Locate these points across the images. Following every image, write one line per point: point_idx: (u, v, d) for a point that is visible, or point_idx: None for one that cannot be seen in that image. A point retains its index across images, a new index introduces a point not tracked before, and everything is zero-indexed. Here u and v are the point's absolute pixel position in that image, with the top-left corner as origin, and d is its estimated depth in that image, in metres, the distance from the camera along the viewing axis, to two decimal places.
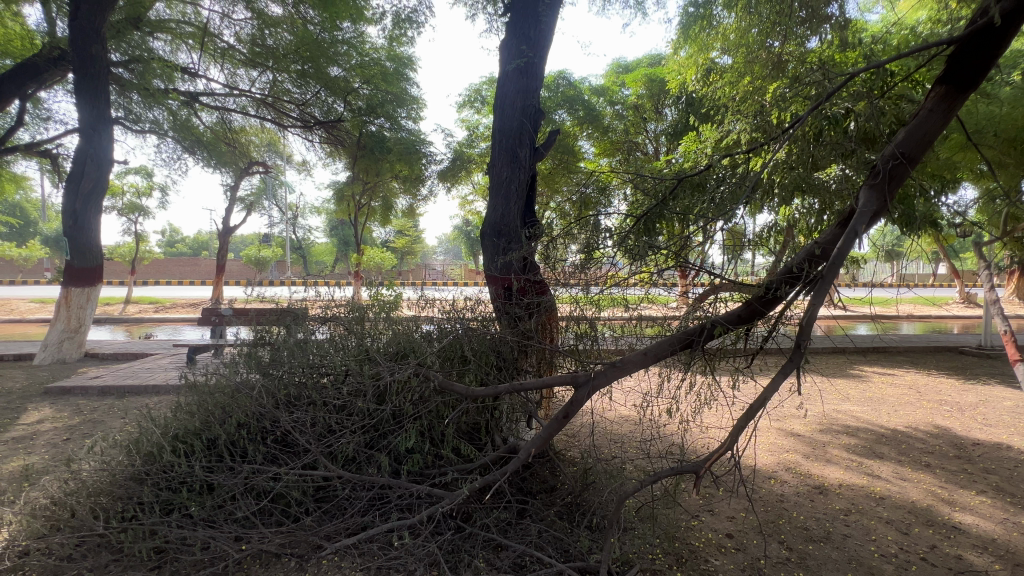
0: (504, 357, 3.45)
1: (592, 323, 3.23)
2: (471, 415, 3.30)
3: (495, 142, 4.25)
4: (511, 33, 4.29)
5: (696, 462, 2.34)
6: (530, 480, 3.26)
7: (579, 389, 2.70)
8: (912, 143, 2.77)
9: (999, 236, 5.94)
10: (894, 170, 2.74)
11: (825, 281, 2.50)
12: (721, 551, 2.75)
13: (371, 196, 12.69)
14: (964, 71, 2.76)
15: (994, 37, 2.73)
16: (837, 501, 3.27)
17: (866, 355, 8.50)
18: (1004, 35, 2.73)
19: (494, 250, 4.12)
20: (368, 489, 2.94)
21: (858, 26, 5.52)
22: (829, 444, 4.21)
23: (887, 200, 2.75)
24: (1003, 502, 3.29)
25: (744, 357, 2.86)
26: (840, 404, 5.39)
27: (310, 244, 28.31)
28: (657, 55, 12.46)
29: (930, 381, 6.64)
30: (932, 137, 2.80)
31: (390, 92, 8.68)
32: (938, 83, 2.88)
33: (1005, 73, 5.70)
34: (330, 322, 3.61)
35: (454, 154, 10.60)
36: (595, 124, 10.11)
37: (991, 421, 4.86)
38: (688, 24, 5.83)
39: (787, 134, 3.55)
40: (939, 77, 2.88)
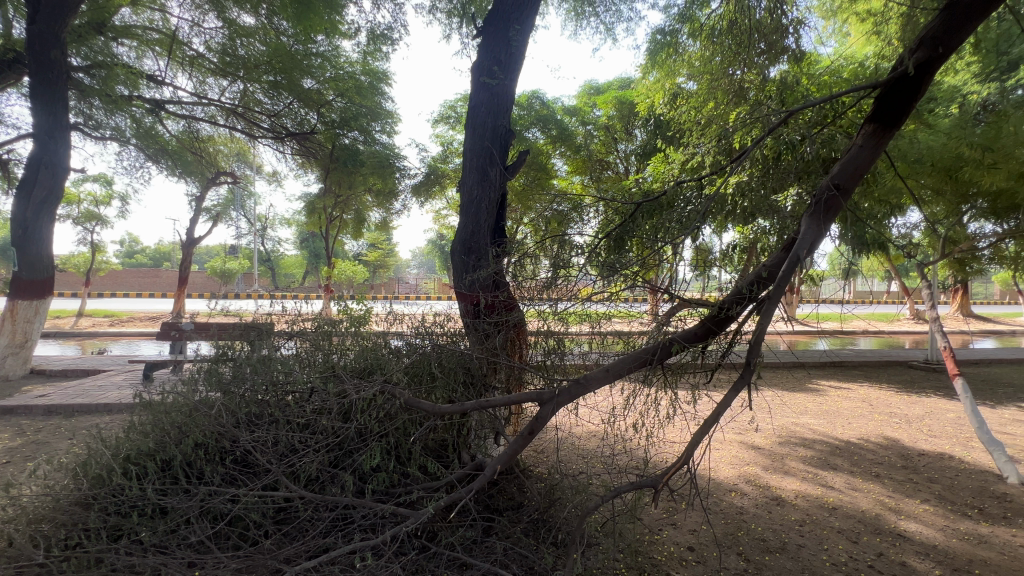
0: (472, 373, 3.47)
1: (561, 339, 3.28)
2: (438, 433, 3.31)
3: (466, 160, 4.34)
4: (482, 55, 4.38)
5: (654, 477, 2.38)
6: (496, 497, 3.26)
7: (544, 405, 2.73)
8: (846, 176, 2.97)
9: (941, 257, 6.35)
10: (830, 201, 2.93)
11: (773, 302, 2.64)
12: (683, 564, 2.81)
13: (343, 209, 12.64)
14: (890, 111, 2.99)
15: (910, 85, 2.99)
16: (794, 512, 3.39)
17: (823, 369, 8.88)
18: (919, 83, 3.00)
19: (464, 267, 4.15)
20: (331, 509, 2.88)
21: (813, 58, 5.95)
22: (787, 457, 4.36)
23: (827, 226, 2.92)
24: (946, 509, 3.47)
25: (703, 373, 2.96)
26: (798, 417, 5.60)
27: (280, 257, 27.83)
28: (627, 79, 12.97)
29: (881, 394, 6.98)
30: (865, 170, 3.01)
31: (364, 105, 8.69)
32: (868, 122, 3.10)
33: (943, 106, 6.15)
34: (296, 336, 3.52)
35: (428, 168, 10.68)
36: (568, 142, 10.44)
37: (935, 433, 5.14)
38: (656, 50, 6.25)
39: (743, 160, 3.76)
40: (869, 116, 3.10)
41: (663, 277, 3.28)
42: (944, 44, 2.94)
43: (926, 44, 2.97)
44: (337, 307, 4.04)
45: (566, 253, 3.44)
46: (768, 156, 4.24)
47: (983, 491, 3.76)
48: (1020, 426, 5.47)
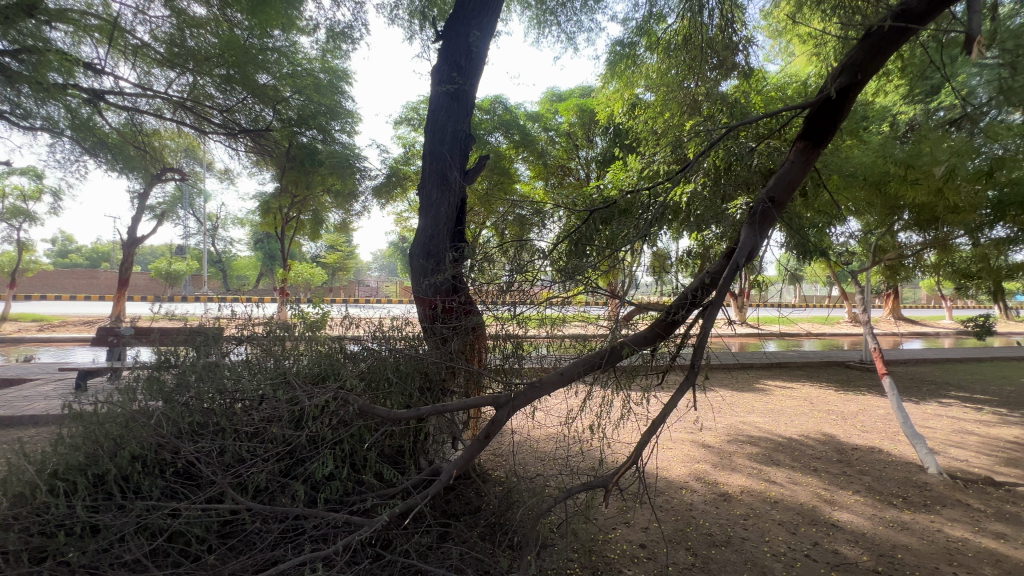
0: (430, 377, 3.49)
1: (520, 343, 3.35)
2: (395, 439, 3.28)
3: (426, 164, 4.32)
4: (443, 60, 4.38)
5: (605, 477, 2.41)
6: (453, 502, 3.27)
7: (500, 409, 2.75)
8: (780, 189, 3.15)
9: (872, 264, 6.85)
10: (765, 213, 3.11)
11: (715, 306, 2.75)
12: (634, 561, 2.89)
13: (301, 209, 12.31)
14: (818, 129, 3.21)
15: (835, 107, 3.22)
16: (739, 506, 3.55)
17: (770, 369, 9.37)
18: (842, 104, 3.23)
19: (423, 271, 4.12)
20: (280, 520, 2.79)
21: (761, 74, 6.27)
22: (735, 454, 4.57)
23: (763, 236, 3.10)
24: (874, 499, 3.72)
25: (655, 374, 3.05)
26: (746, 416, 5.87)
27: (232, 258, 26.69)
28: (589, 87, 13.28)
29: (821, 393, 7.44)
30: (798, 183, 3.21)
31: (323, 104, 8.77)
32: (799, 139, 3.31)
33: (876, 124, 6.64)
34: (247, 341, 3.40)
35: (390, 170, 10.53)
36: (531, 147, 10.58)
37: (867, 428, 5.52)
38: (615, 61, 6.44)
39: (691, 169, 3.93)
40: (800, 133, 3.31)
41: (621, 281, 3.41)
42: (863, 71, 3.19)
43: (848, 70, 3.21)
44: (292, 310, 3.93)
45: (528, 258, 3.45)
46: (720, 166, 4.44)
47: (907, 481, 4.06)
48: (939, 420, 5.97)
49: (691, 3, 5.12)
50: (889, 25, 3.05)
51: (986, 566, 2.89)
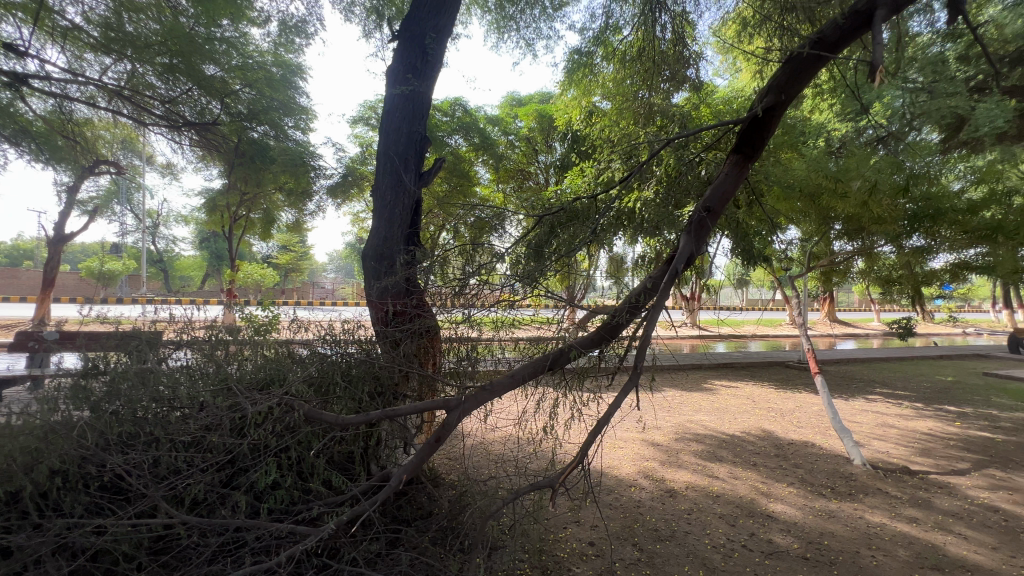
0: (383, 382, 3.46)
1: (478, 345, 3.25)
2: (344, 445, 3.22)
3: (380, 165, 4.26)
4: (398, 61, 4.34)
5: (551, 477, 2.43)
6: (405, 508, 3.24)
7: (450, 413, 2.74)
8: (715, 199, 3.32)
9: (808, 270, 7.33)
10: (701, 221, 3.27)
11: (656, 310, 2.87)
12: (583, 558, 2.96)
13: (250, 207, 11.78)
14: (748, 143, 3.41)
15: (761, 123, 3.43)
16: (683, 502, 3.71)
17: (717, 370, 9.81)
18: (768, 121, 3.45)
19: (376, 273, 4.06)
20: (219, 534, 2.68)
21: (710, 88, 6.56)
22: (681, 452, 4.75)
23: (701, 243, 3.26)
24: (806, 490, 3.98)
25: (606, 376, 3.11)
26: (693, 415, 6.13)
27: (174, 258, 25.16)
28: (548, 93, 13.48)
29: (763, 391, 7.86)
30: (732, 194, 3.38)
31: (275, 99, 8.56)
32: (732, 152, 3.51)
33: (812, 139, 7.11)
34: (188, 346, 3.22)
35: (345, 170, 10.29)
36: (490, 151, 10.61)
37: (802, 424, 5.89)
38: (574, 69, 6.58)
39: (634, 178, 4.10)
40: (733, 147, 3.51)
41: (577, 286, 3.49)
42: (785, 92, 3.43)
43: (772, 91, 3.43)
44: (239, 314, 3.77)
45: (487, 263, 3.44)
46: (671, 174, 4.61)
47: (835, 473, 4.36)
48: (866, 415, 6.45)
49: (645, 16, 5.27)
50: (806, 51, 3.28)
51: (900, 548, 3.15)
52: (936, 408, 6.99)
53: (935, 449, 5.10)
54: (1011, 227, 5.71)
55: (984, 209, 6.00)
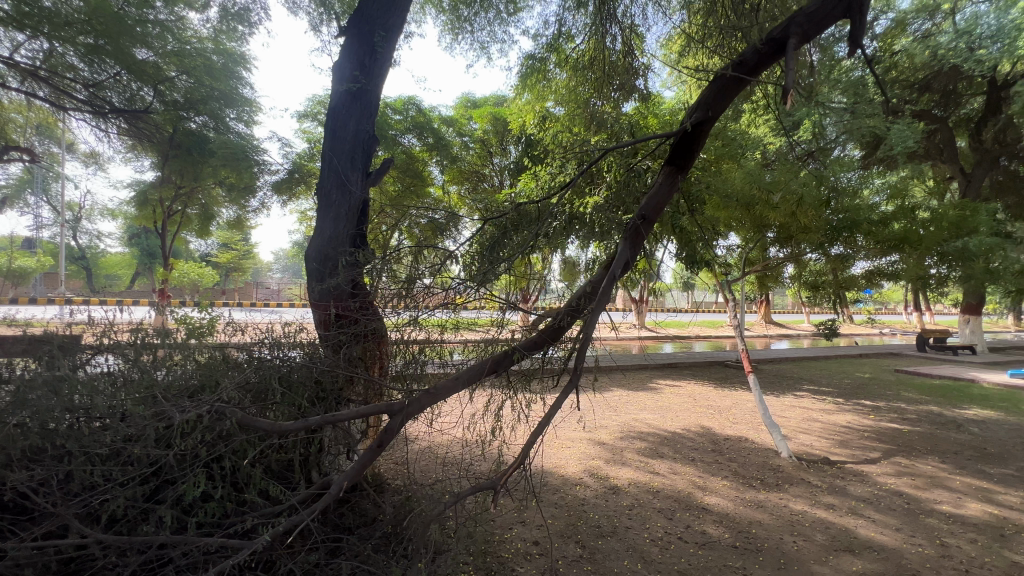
0: (326, 387, 3.37)
1: (435, 347, 3.19)
2: (283, 453, 3.10)
3: (326, 164, 4.15)
4: (345, 58, 4.24)
5: (493, 478, 2.45)
6: (347, 515, 3.18)
7: (393, 417, 2.71)
8: (650, 207, 3.43)
9: (743, 274, 7.80)
10: (637, 229, 3.38)
11: (595, 314, 2.92)
12: (527, 558, 3.02)
13: (187, 200, 11.11)
14: (681, 154, 3.55)
15: (692, 137, 3.55)
16: (625, 498, 3.84)
17: (662, 369, 10.24)
18: (699, 135, 3.56)
19: (319, 275, 3.96)
20: (141, 552, 2.51)
21: (658, 100, 6.83)
22: (626, 449, 4.92)
23: (637, 249, 3.37)
24: (738, 483, 4.23)
25: (551, 377, 3.16)
26: (638, 413, 6.37)
27: (99, 255, 23.22)
28: (503, 96, 13.59)
29: (703, 389, 8.28)
30: (666, 203, 3.50)
31: (215, 88, 8.15)
32: (666, 163, 3.64)
33: (749, 152, 7.58)
34: (111, 350, 3.00)
35: (292, 166, 9.88)
36: (444, 152, 10.55)
37: (737, 420, 6.26)
38: (528, 73, 6.66)
39: (578, 184, 4.17)
40: (667, 159, 3.64)
41: (533, 287, 3.43)
42: (713, 109, 3.53)
43: (702, 107, 3.53)
44: (172, 316, 3.54)
45: (443, 265, 3.35)
46: (620, 181, 4.74)
47: (764, 465, 4.66)
48: (793, 410, 6.94)
49: (597, 26, 5.38)
50: (731, 72, 3.40)
51: (818, 533, 3.42)
52: (853, 403, 7.63)
53: (852, 441, 5.56)
54: (913, 238, 6.53)
55: (894, 221, 6.73)
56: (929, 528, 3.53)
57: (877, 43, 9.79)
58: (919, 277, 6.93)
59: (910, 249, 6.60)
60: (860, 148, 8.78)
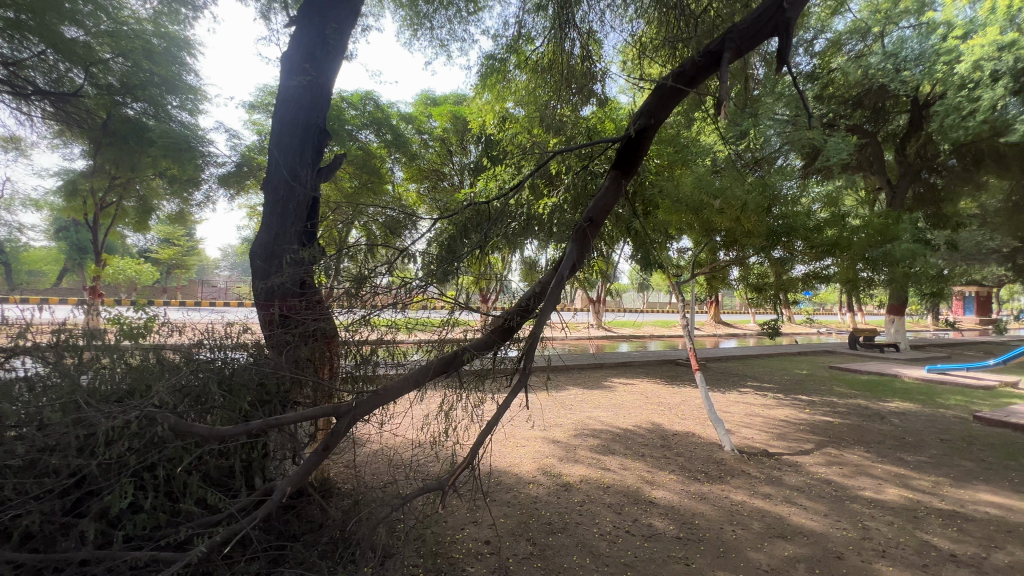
0: (270, 390, 3.25)
1: (393, 347, 3.08)
2: (223, 459, 2.97)
3: (273, 157, 4.00)
4: (295, 49, 4.10)
5: (441, 479, 2.44)
6: (292, 523, 3.08)
7: (340, 419, 2.65)
8: (597, 210, 3.51)
9: (693, 275, 8.13)
10: (585, 231, 3.45)
11: (544, 313, 2.96)
12: (477, 557, 3.02)
13: (123, 191, 10.37)
14: (627, 159, 3.66)
15: (635, 143, 3.67)
16: (576, 494, 3.92)
17: (617, 368, 10.52)
18: (643, 141, 3.69)
19: (265, 273, 3.81)
20: (60, 570, 2.34)
21: (614, 105, 7.00)
22: (578, 447, 5.02)
23: (585, 251, 3.44)
24: (684, 476, 4.40)
25: (503, 376, 3.16)
26: (592, 411, 6.51)
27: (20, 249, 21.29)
28: (463, 95, 13.55)
29: (655, 387, 8.57)
30: (612, 206, 3.59)
31: (155, 73, 7.88)
32: (613, 167, 3.75)
33: (700, 159, 7.90)
34: (27, 352, 2.75)
35: (240, 158, 9.44)
36: (403, 149, 10.41)
37: (685, 416, 6.52)
38: (489, 73, 6.68)
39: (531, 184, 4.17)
40: (613, 163, 3.74)
41: (492, 288, 3.43)
42: (655, 116, 3.67)
43: (644, 114, 3.66)
44: (104, 315, 3.31)
45: (400, 264, 3.31)
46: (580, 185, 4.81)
47: (709, 459, 4.87)
48: (737, 406, 7.30)
49: (556, 30, 5.40)
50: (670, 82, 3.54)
51: (755, 521, 3.61)
52: (791, 398, 8.11)
53: (789, 433, 5.92)
54: (843, 243, 7.04)
55: (828, 228, 7.21)
56: (853, 513, 3.81)
57: (817, 61, 10.47)
58: (850, 280, 7.44)
59: (842, 253, 7.11)
60: (800, 159, 9.37)
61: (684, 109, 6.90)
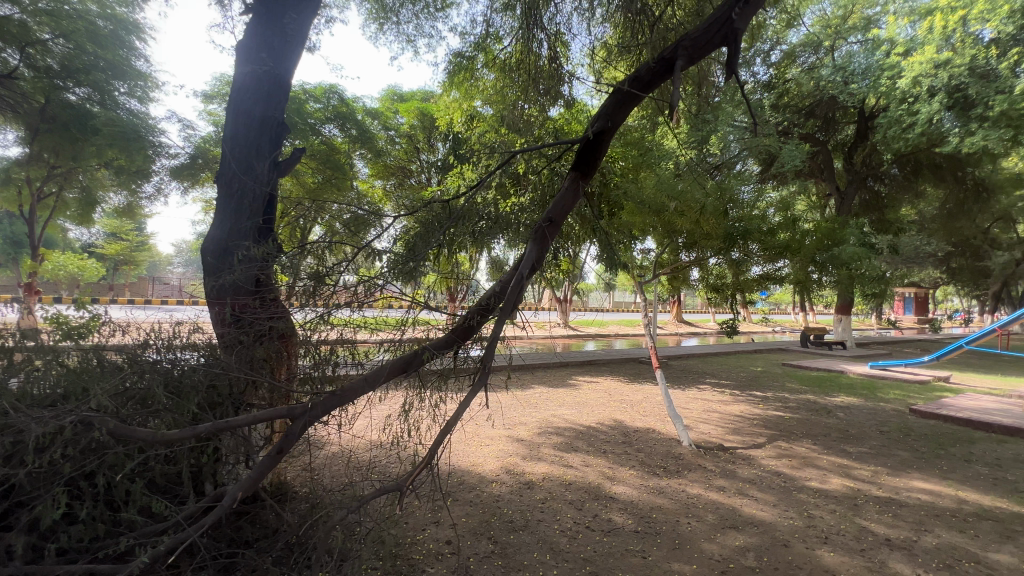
0: (222, 392, 3.12)
1: (357, 346, 3.02)
2: (169, 465, 2.83)
3: (227, 150, 3.85)
4: (250, 38, 3.95)
5: (398, 481, 2.41)
6: (244, 529, 2.97)
7: (294, 422, 2.58)
8: (556, 210, 3.54)
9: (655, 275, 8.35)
10: (545, 232, 3.47)
11: (505, 312, 2.97)
12: (438, 558, 3.01)
13: (63, 182, 9.71)
14: (586, 160, 3.71)
15: (593, 146, 3.73)
16: (539, 492, 3.95)
17: (582, 366, 10.66)
18: (599, 144, 3.75)
19: (217, 270, 3.66)
20: None
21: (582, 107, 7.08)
22: (542, 445, 5.07)
23: (546, 251, 3.46)
24: (644, 471, 4.52)
25: (466, 376, 3.14)
26: (557, 409, 6.58)
27: None
28: (431, 92, 13.43)
29: (618, 385, 8.74)
30: (571, 207, 3.63)
31: (101, 57, 7.55)
32: (573, 169, 3.79)
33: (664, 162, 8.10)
34: None
35: (194, 150, 9.03)
36: (368, 145, 10.21)
37: (647, 413, 6.68)
38: (456, 70, 6.63)
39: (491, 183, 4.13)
40: (573, 165, 3.79)
41: (459, 287, 3.41)
42: (612, 120, 3.73)
43: (601, 117, 3.72)
44: (41, 313, 3.11)
45: (364, 261, 3.24)
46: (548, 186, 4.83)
47: (667, 454, 5.02)
48: (696, 402, 7.54)
49: (524, 30, 5.39)
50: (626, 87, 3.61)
51: (709, 514, 3.74)
52: (747, 394, 8.45)
53: (744, 428, 6.16)
54: (794, 246, 7.34)
55: (782, 231, 7.53)
56: (800, 503, 4.01)
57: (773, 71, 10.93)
58: (802, 282, 7.80)
59: (793, 255, 7.42)
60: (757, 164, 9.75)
61: (648, 113, 7.06)
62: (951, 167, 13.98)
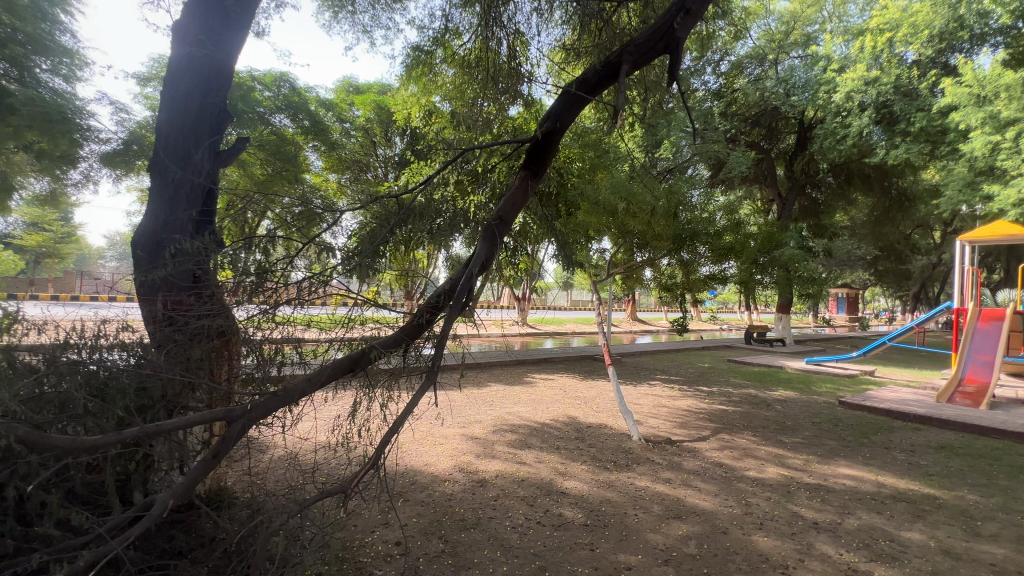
0: (154, 394, 2.92)
1: (304, 345, 2.90)
2: (91, 474, 2.63)
3: (162, 137, 3.62)
4: (189, 16, 3.71)
5: (343, 482, 2.34)
6: (177, 539, 2.81)
7: (232, 424, 2.46)
8: (506, 208, 3.54)
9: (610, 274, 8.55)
10: (495, 230, 3.47)
11: (455, 308, 2.94)
12: (387, 559, 2.96)
13: None
14: (537, 159, 3.74)
15: (542, 146, 3.76)
16: (491, 490, 3.96)
17: (538, 364, 10.78)
18: (549, 144, 3.78)
19: (150, 264, 3.43)
20: None
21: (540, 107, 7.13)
22: (495, 442, 5.08)
23: (496, 249, 3.45)
24: (594, 466, 4.62)
25: (416, 374, 3.08)
26: (512, 406, 6.62)
27: None
28: (388, 85, 13.15)
29: (572, 382, 8.89)
30: (521, 205, 3.65)
31: (20, 30, 6.89)
32: (523, 168, 3.80)
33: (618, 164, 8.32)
34: None
35: (129, 135, 8.42)
36: (321, 136, 9.87)
37: (600, 408, 6.84)
38: (414, 65, 6.53)
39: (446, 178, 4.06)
40: (523, 164, 3.80)
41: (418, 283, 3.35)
42: (562, 120, 3.78)
43: (551, 118, 3.76)
44: None
45: (315, 257, 3.13)
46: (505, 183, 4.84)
47: (618, 448, 5.15)
48: (646, 398, 7.79)
49: (483, 27, 5.36)
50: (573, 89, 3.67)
51: (656, 505, 3.88)
52: (694, 389, 8.81)
53: (690, 422, 6.43)
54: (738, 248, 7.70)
55: (728, 233, 7.91)
56: (739, 492, 4.23)
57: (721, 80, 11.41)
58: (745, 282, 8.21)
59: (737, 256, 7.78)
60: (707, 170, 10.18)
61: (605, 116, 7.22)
62: (879, 176, 15.15)
